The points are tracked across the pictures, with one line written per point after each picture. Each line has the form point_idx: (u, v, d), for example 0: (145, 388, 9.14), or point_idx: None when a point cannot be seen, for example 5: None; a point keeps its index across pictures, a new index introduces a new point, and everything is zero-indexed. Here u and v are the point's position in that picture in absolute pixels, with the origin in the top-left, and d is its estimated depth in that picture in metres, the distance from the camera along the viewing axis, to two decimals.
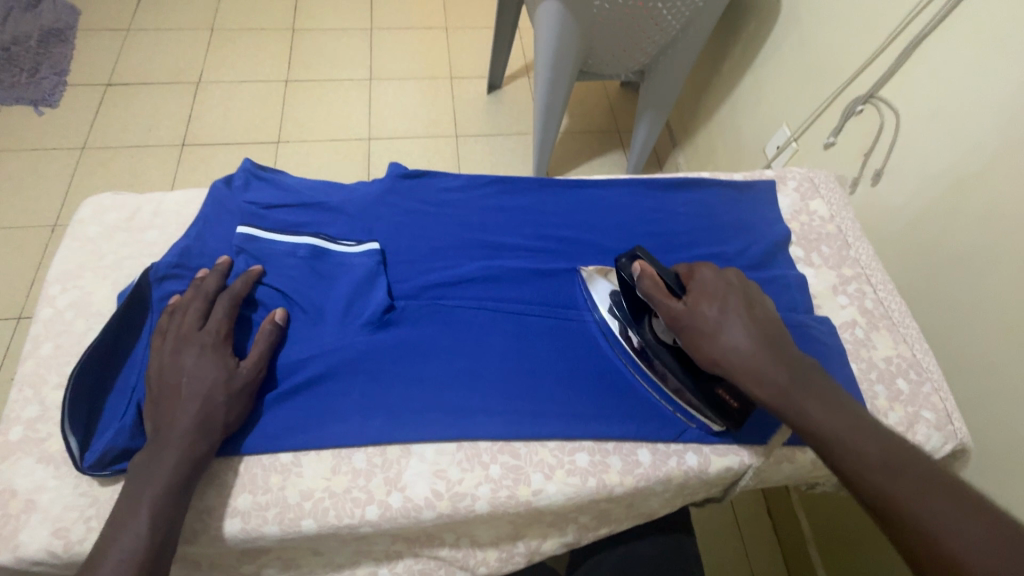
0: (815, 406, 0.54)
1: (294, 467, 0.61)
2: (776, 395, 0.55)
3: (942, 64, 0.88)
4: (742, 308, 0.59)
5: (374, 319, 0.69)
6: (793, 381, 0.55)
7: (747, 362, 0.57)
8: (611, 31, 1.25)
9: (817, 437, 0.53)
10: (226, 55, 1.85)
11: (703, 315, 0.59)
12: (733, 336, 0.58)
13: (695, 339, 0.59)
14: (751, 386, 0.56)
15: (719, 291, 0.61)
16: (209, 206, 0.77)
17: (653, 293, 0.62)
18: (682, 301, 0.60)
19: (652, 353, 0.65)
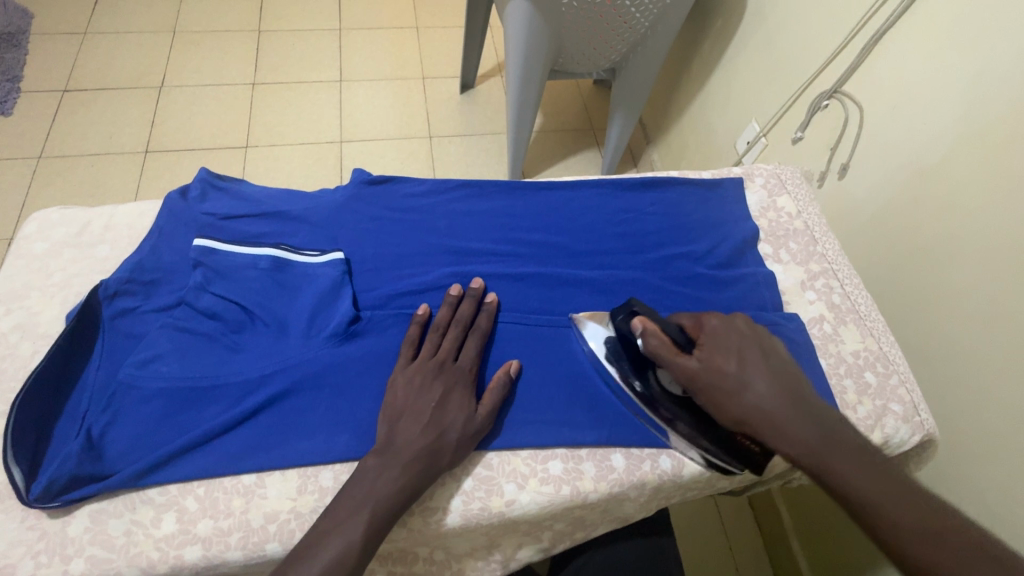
0: (844, 462, 0.53)
1: (257, 489, 0.59)
2: (806, 452, 0.54)
3: (901, 60, 0.89)
4: (758, 361, 0.60)
5: (339, 331, 0.66)
6: (820, 437, 0.55)
7: (771, 416, 0.57)
8: (580, 29, 1.24)
9: (848, 496, 0.52)
10: (189, 58, 1.80)
11: (719, 371, 0.59)
12: (752, 391, 0.58)
13: (713, 396, 0.59)
14: (779, 444, 0.56)
15: (729, 344, 0.61)
16: (163, 218, 0.74)
17: (660, 352, 0.60)
18: (695, 357, 0.60)
19: (660, 405, 0.62)
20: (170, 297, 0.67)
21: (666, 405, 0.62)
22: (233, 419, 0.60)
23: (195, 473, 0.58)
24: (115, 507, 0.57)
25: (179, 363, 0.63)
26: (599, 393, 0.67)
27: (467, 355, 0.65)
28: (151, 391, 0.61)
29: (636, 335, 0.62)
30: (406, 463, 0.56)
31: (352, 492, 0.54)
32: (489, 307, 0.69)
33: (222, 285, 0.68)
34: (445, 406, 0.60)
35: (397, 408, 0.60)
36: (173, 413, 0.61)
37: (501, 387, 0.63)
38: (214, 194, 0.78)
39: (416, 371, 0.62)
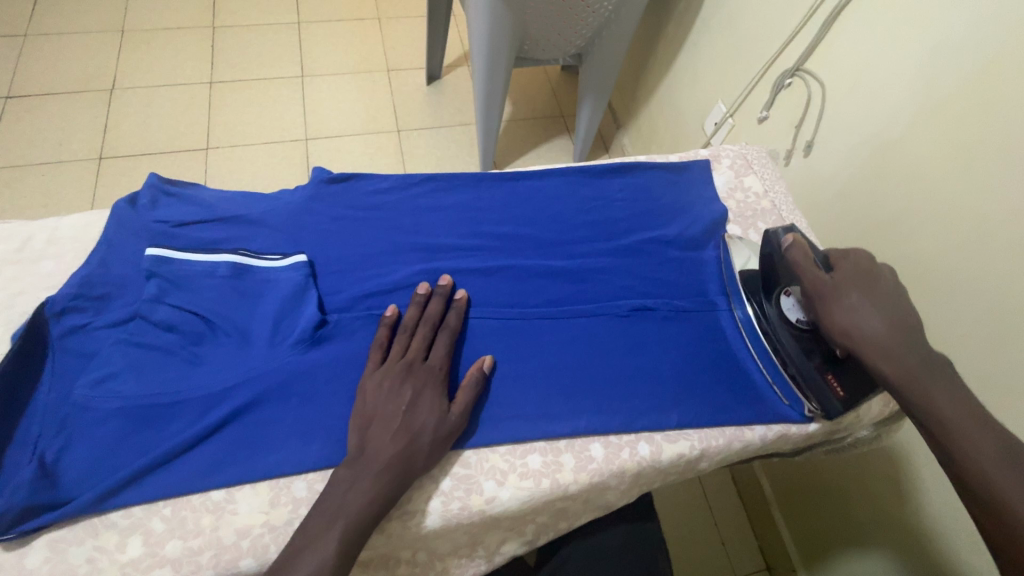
0: (944, 396, 0.52)
1: (228, 505, 0.56)
2: (900, 372, 0.54)
3: (859, 35, 0.90)
4: (891, 295, 0.59)
5: (305, 336, 0.64)
6: (928, 368, 0.54)
7: (881, 342, 0.57)
8: (543, 14, 1.22)
9: (933, 420, 0.52)
10: (141, 59, 1.72)
11: (842, 291, 0.61)
12: (871, 317, 0.58)
13: (828, 310, 0.61)
14: (876, 360, 0.56)
15: (871, 276, 0.61)
16: (111, 228, 0.70)
17: (799, 263, 0.65)
18: (828, 276, 0.63)
19: (773, 327, 0.69)
20: (123, 311, 0.64)
21: (780, 327, 0.68)
22: (197, 435, 0.58)
23: (160, 491, 0.56)
24: (75, 534, 0.54)
25: (136, 380, 0.60)
26: (574, 384, 0.66)
27: (437, 354, 0.64)
28: (108, 411, 0.58)
29: (781, 246, 0.68)
30: (378, 471, 0.55)
31: (325, 502, 0.53)
32: (459, 304, 0.68)
33: (180, 296, 0.65)
34: (415, 409, 0.59)
35: (367, 414, 0.59)
36: (133, 432, 0.58)
37: (474, 385, 0.63)
38: (166, 201, 0.75)
39: (385, 374, 0.61)
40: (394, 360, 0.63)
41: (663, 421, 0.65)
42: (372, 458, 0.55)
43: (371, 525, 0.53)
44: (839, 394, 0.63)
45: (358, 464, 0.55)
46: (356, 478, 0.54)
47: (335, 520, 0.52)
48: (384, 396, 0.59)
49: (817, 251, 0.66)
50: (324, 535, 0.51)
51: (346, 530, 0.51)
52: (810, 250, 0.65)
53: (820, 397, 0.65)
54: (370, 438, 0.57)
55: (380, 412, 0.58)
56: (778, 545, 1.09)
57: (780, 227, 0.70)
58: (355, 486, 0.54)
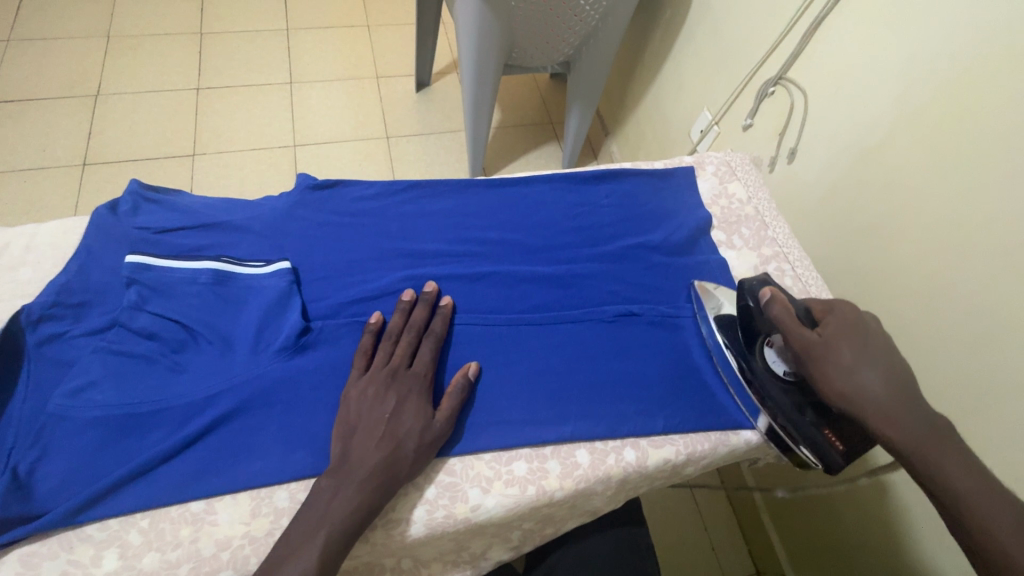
0: (953, 462, 0.50)
1: (207, 516, 0.55)
2: (908, 439, 0.52)
3: (840, 45, 0.91)
4: (880, 350, 0.58)
5: (289, 343, 0.64)
6: (933, 431, 0.52)
7: (881, 404, 0.54)
8: (531, 22, 1.23)
9: (945, 489, 0.50)
10: (126, 64, 1.70)
11: (835, 349, 0.58)
12: (867, 376, 0.56)
13: (821, 371, 0.58)
14: (882, 426, 0.54)
15: (859, 328, 0.59)
16: (91, 234, 0.69)
17: (784, 318, 0.62)
18: (816, 332, 0.60)
19: (761, 384, 0.65)
20: (102, 319, 0.63)
21: (770, 385, 0.64)
22: (178, 444, 0.57)
23: (137, 503, 0.54)
24: (49, 548, 0.53)
25: (115, 389, 0.59)
26: (560, 390, 0.66)
27: (421, 360, 0.63)
28: (86, 421, 0.57)
29: (761, 300, 0.65)
30: (362, 480, 0.54)
31: (309, 512, 0.52)
32: (444, 310, 0.68)
33: (161, 303, 0.64)
34: (400, 416, 0.58)
35: (351, 423, 0.58)
36: (111, 442, 0.57)
37: (459, 391, 0.62)
38: (148, 207, 0.74)
39: (369, 382, 0.61)
40: (370, 379, 0.61)
41: (649, 426, 0.65)
42: (357, 467, 0.55)
43: (356, 532, 0.52)
44: (838, 447, 0.60)
45: (342, 473, 0.54)
46: (340, 487, 0.53)
47: (318, 529, 0.51)
48: (366, 411, 0.58)
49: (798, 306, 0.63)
50: (306, 545, 0.50)
51: (328, 539, 0.51)
52: (790, 305, 0.63)
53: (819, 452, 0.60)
54: (355, 447, 0.56)
55: (365, 422, 0.58)
56: (767, 551, 1.10)
57: (754, 279, 0.69)
58: (340, 494, 0.53)
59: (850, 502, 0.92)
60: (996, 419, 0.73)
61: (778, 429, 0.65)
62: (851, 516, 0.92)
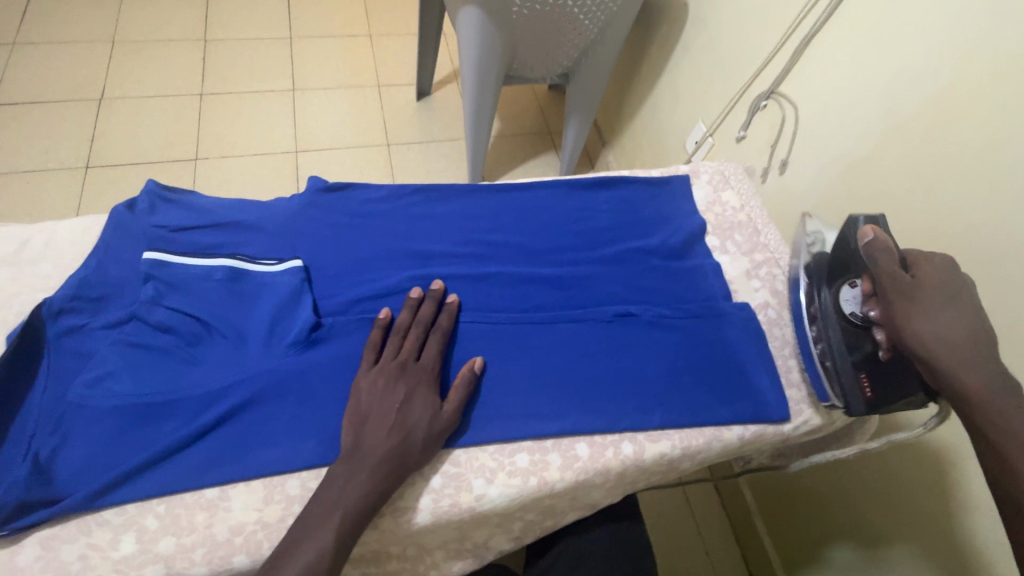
0: (1018, 416, 0.52)
1: (221, 503, 0.57)
2: (977, 386, 0.54)
3: (829, 61, 0.96)
4: (972, 305, 0.58)
5: (301, 338, 0.66)
6: (1005, 387, 0.54)
7: (955, 350, 0.56)
8: (532, 35, 1.27)
9: (1000, 439, 0.52)
10: (131, 70, 1.73)
11: (921, 292, 0.59)
12: (948, 321, 0.57)
13: (901, 313, 0.60)
14: (953, 368, 0.55)
15: (958, 278, 0.59)
16: (109, 231, 0.71)
17: (880, 259, 0.63)
18: (910, 275, 0.61)
19: (825, 316, 0.70)
20: (120, 312, 0.65)
21: (834, 319, 0.68)
22: (193, 433, 0.59)
23: (154, 489, 0.56)
24: (68, 532, 0.54)
25: (133, 379, 0.61)
26: (561, 386, 0.69)
27: (429, 354, 0.66)
28: (104, 410, 0.59)
29: (859, 241, 0.66)
30: (372, 467, 0.56)
31: (321, 497, 0.55)
32: (451, 307, 0.71)
33: (177, 298, 0.67)
34: (408, 407, 0.61)
35: (362, 412, 0.60)
36: (128, 430, 0.59)
37: (466, 384, 0.65)
38: (163, 206, 0.77)
39: (378, 374, 0.63)
40: (390, 367, 0.64)
41: (647, 420, 0.68)
42: (369, 454, 0.57)
43: (367, 518, 0.55)
44: (867, 394, 0.65)
45: (354, 460, 0.57)
46: (353, 473, 0.56)
47: (331, 514, 0.53)
48: (379, 401, 0.61)
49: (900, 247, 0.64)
50: (320, 529, 0.52)
51: (342, 523, 0.53)
52: (891, 245, 0.64)
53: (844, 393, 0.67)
54: (368, 434, 0.59)
55: (377, 411, 0.60)
56: (759, 553, 1.12)
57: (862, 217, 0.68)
58: (353, 480, 0.55)
59: (845, 504, 0.95)
60: None
61: (823, 363, 0.71)
62: (843, 513, 0.96)
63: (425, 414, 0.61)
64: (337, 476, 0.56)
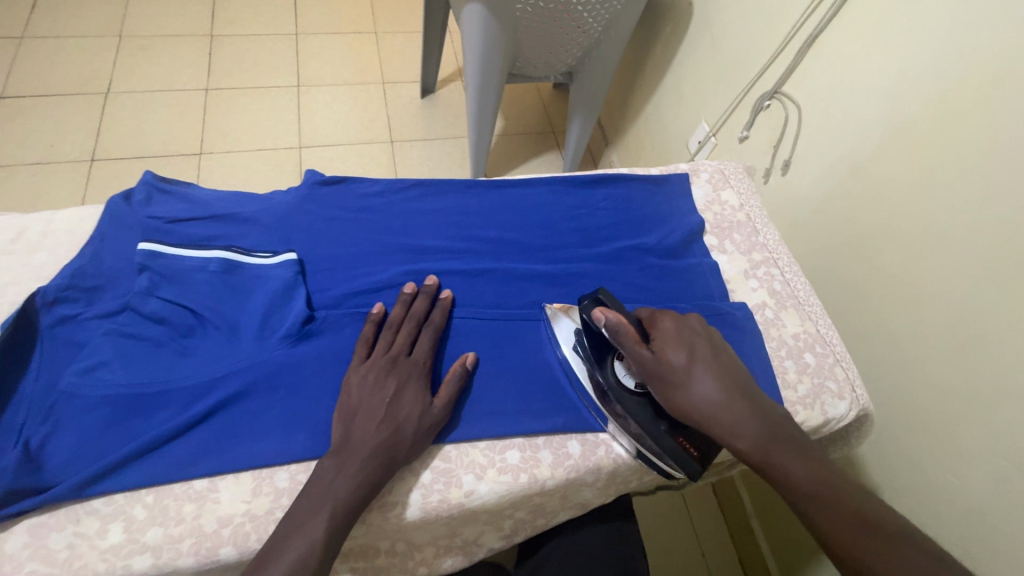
0: (791, 460, 0.55)
1: (210, 494, 0.57)
2: (755, 447, 0.55)
3: (833, 61, 0.95)
4: (710, 355, 0.61)
5: (293, 331, 0.66)
6: (769, 433, 0.56)
7: (720, 414, 0.57)
8: (535, 33, 1.27)
9: (794, 493, 0.54)
10: (138, 64, 1.74)
11: (672, 364, 0.60)
12: (702, 386, 0.58)
13: (669, 393, 0.59)
14: (726, 437, 0.57)
15: (686, 339, 0.62)
16: (106, 222, 0.72)
17: (620, 338, 0.62)
18: (650, 349, 0.61)
19: (614, 397, 0.64)
20: (114, 302, 0.66)
21: (622, 397, 0.63)
22: (183, 424, 0.59)
23: (142, 479, 0.56)
24: (56, 521, 0.54)
25: (125, 369, 0.61)
26: (553, 384, 0.69)
27: (421, 349, 0.66)
28: (95, 399, 0.59)
29: (599, 325, 0.63)
30: (362, 461, 0.56)
31: (311, 491, 0.54)
32: (444, 302, 0.71)
33: (171, 289, 0.67)
34: (399, 401, 0.61)
35: (351, 407, 0.60)
36: (118, 420, 0.59)
37: (457, 380, 0.65)
38: (160, 198, 0.77)
39: (370, 369, 0.63)
40: (379, 363, 0.63)
41: None
42: (359, 449, 0.57)
43: (358, 511, 0.54)
44: (693, 453, 0.61)
45: (343, 454, 0.57)
46: (344, 467, 0.56)
47: (321, 506, 0.53)
48: (368, 396, 0.61)
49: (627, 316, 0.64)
50: (310, 521, 0.52)
51: (333, 515, 0.53)
52: (625, 322, 0.62)
53: (680, 464, 0.61)
54: (357, 429, 0.58)
55: (365, 406, 0.60)
56: (756, 557, 1.11)
57: (585, 297, 0.67)
58: (343, 474, 0.55)
59: None
60: (977, 422, 0.75)
61: (636, 444, 0.64)
62: None
63: (413, 409, 0.61)
64: (326, 470, 0.56)
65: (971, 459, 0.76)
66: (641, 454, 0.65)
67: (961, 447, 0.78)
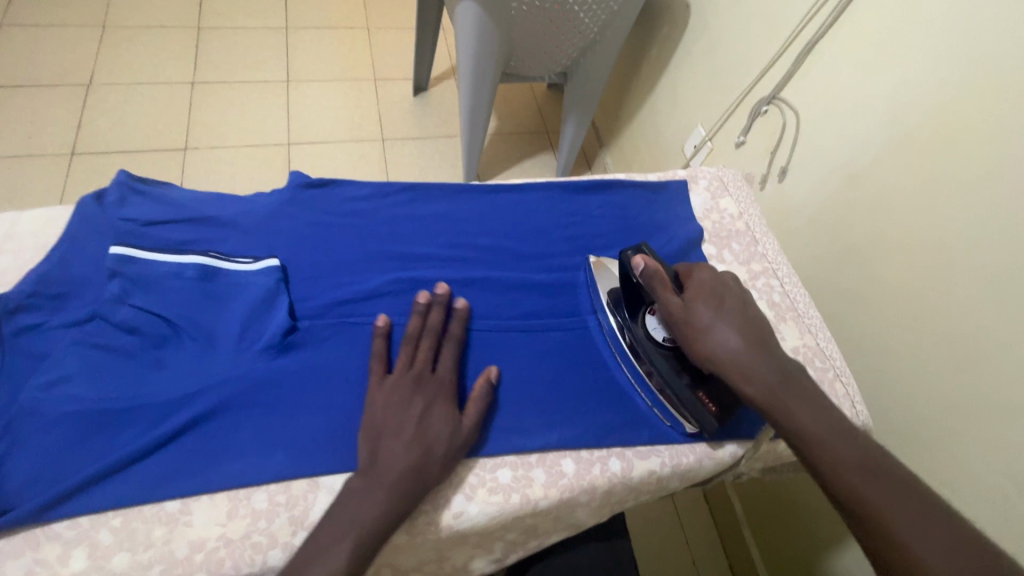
0: (801, 406, 0.54)
1: (182, 517, 0.54)
2: (765, 393, 0.56)
3: (832, 67, 0.93)
4: (737, 306, 0.62)
5: (274, 343, 0.63)
6: (783, 379, 0.56)
7: (737, 356, 0.58)
8: (530, 32, 1.24)
9: (799, 436, 0.53)
10: (120, 55, 1.69)
11: (698, 313, 0.60)
12: (726, 334, 0.59)
13: (689, 335, 0.60)
14: (739, 382, 0.57)
15: (715, 290, 0.62)
16: (75, 225, 0.68)
17: (656, 284, 0.63)
18: (681, 298, 0.62)
19: (641, 350, 0.66)
20: (82, 311, 0.62)
21: (646, 350, 0.65)
22: (154, 442, 0.56)
23: (108, 502, 0.53)
24: (14, 546, 0.51)
25: (92, 383, 0.58)
26: (547, 398, 0.66)
27: (445, 365, 0.63)
28: (58, 415, 0.56)
29: (635, 270, 0.65)
30: (392, 483, 0.53)
31: (336, 516, 0.51)
32: (460, 313, 0.68)
33: (144, 296, 0.63)
34: (427, 420, 0.58)
35: (377, 426, 0.57)
36: (83, 438, 0.55)
37: (483, 397, 0.62)
38: (135, 199, 0.73)
39: (394, 386, 0.60)
40: (406, 379, 0.60)
41: (633, 435, 0.65)
42: (391, 471, 0.54)
43: (387, 536, 0.52)
44: (712, 410, 0.63)
45: (374, 473, 0.54)
46: (379, 487, 0.53)
47: (349, 533, 0.50)
48: (398, 414, 0.58)
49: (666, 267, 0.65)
50: (336, 548, 0.49)
51: (362, 541, 0.50)
52: (662, 269, 0.64)
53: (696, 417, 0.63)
54: (389, 447, 0.55)
55: (395, 424, 0.57)
56: (747, 565, 1.10)
57: (627, 248, 0.68)
58: (376, 497, 0.52)
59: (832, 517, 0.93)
60: (975, 438, 0.74)
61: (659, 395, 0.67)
62: (830, 526, 0.93)
63: (444, 428, 0.58)
64: (360, 488, 0.53)
65: (967, 476, 0.75)
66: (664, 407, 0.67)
67: (957, 463, 0.76)
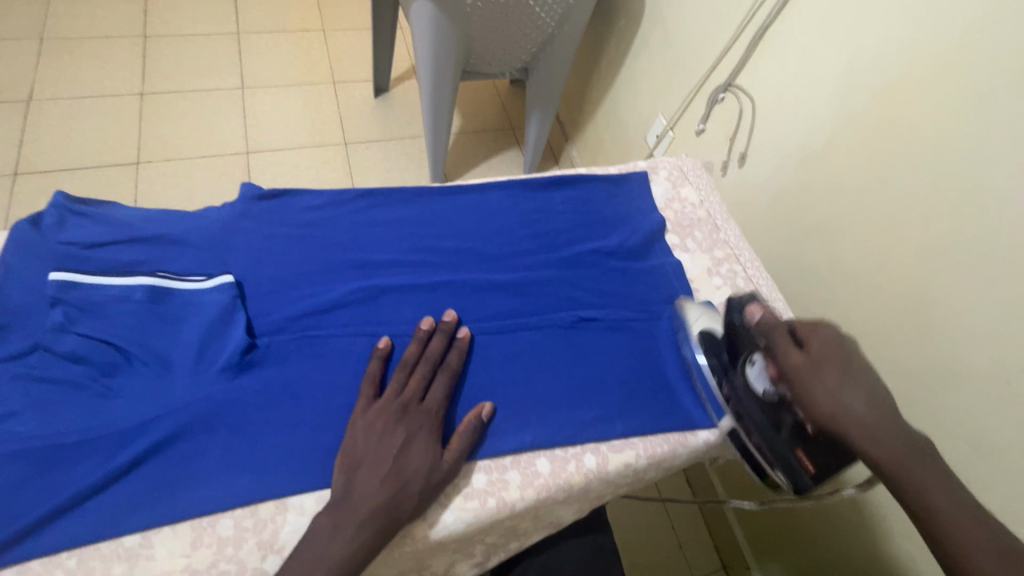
0: (934, 486, 0.49)
1: (143, 551, 0.52)
2: (894, 461, 0.51)
3: (783, 54, 0.95)
4: (865, 371, 0.56)
5: (233, 362, 0.61)
6: (916, 452, 0.51)
7: (866, 426, 0.53)
8: (487, 29, 1.22)
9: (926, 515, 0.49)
10: (60, 68, 1.61)
11: (822, 371, 0.56)
12: (851, 395, 0.54)
13: (807, 391, 0.55)
14: (868, 447, 0.52)
15: (842, 348, 0.57)
16: (10, 251, 0.64)
17: (775, 340, 0.60)
18: (803, 355, 0.57)
19: (739, 403, 0.63)
20: (22, 342, 0.59)
21: (744, 401, 0.62)
22: (108, 475, 0.53)
23: (59, 543, 0.50)
24: None
25: (37, 419, 0.55)
26: (519, 401, 0.65)
27: (434, 396, 0.61)
28: (3, 454, 0.53)
29: (749, 321, 0.63)
30: (363, 519, 0.52)
31: (306, 550, 0.50)
32: (461, 343, 0.66)
33: (89, 324, 0.60)
34: (407, 453, 0.56)
35: (356, 456, 0.56)
36: (31, 477, 0.52)
37: (470, 432, 0.60)
38: (75, 221, 0.70)
39: (378, 414, 0.59)
40: (394, 407, 0.59)
41: (608, 431, 0.65)
42: (367, 504, 0.53)
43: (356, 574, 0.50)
44: (811, 471, 0.58)
45: (349, 507, 0.53)
46: (354, 523, 0.52)
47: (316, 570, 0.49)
48: (383, 446, 0.56)
49: (782, 323, 0.61)
50: None
51: None
52: (779, 322, 0.61)
53: (791, 474, 0.59)
54: (374, 477, 0.54)
55: (382, 456, 0.56)
56: (732, 544, 1.12)
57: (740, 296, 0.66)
58: (350, 535, 0.51)
59: None
60: (934, 407, 0.77)
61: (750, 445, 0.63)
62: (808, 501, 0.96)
63: (424, 462, 0.56)
64: (333, 522, 0.52)
65: (932, 445, 0.77)
66: (749, 454, 0.65)
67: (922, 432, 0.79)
